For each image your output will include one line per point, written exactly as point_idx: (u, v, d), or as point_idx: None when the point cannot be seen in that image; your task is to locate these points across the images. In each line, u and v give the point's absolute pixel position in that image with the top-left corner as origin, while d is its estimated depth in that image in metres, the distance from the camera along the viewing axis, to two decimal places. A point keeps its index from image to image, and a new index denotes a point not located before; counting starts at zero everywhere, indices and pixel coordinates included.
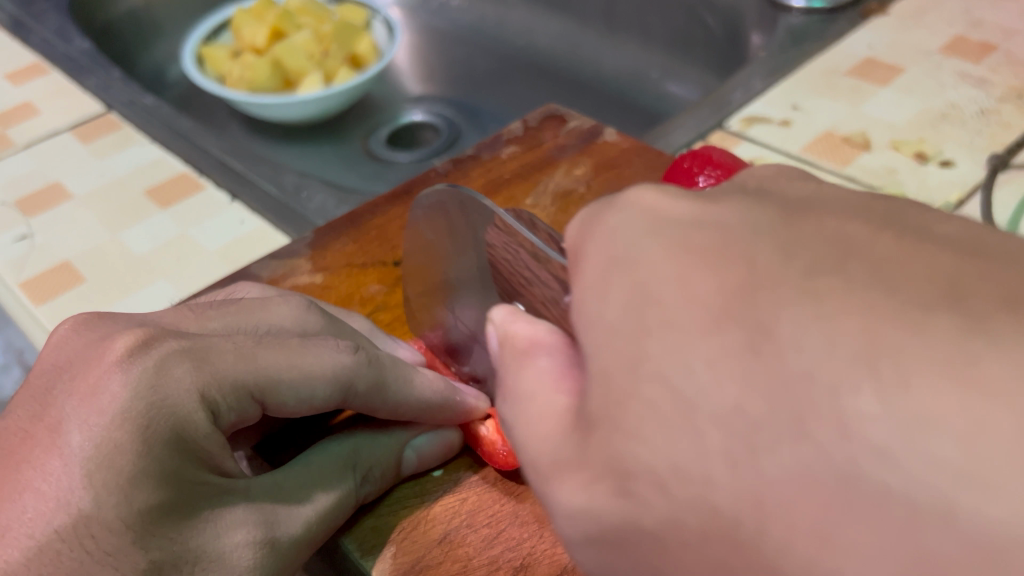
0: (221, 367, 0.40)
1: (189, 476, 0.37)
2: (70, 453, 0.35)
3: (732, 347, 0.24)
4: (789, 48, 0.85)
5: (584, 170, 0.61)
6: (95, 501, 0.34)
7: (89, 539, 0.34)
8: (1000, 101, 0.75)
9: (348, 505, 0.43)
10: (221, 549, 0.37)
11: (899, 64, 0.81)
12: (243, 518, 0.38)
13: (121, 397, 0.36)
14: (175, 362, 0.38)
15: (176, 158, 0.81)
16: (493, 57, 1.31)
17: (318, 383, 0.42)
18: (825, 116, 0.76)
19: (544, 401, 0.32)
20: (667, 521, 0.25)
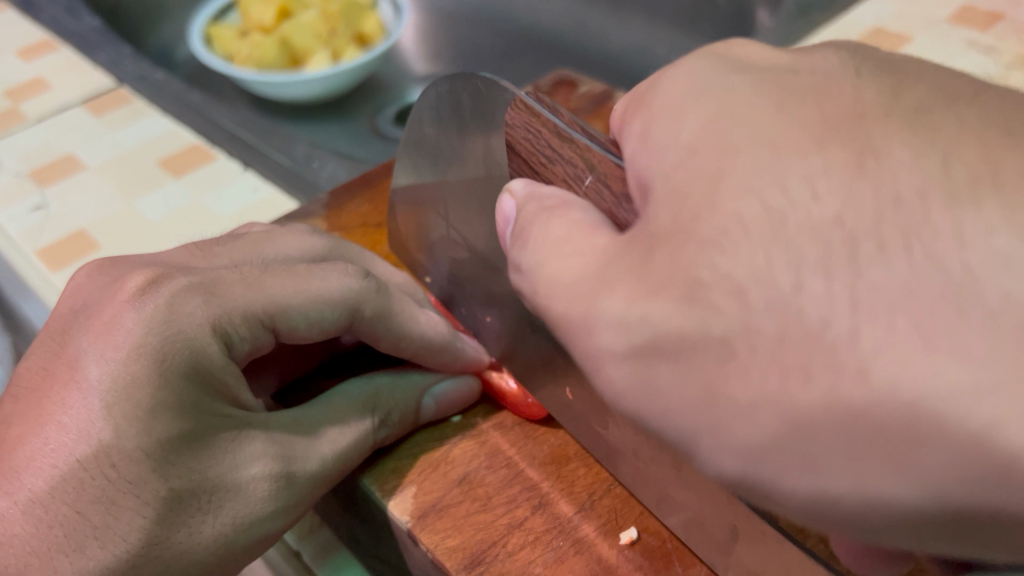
0: (229, 298, 0.40)
1: (208, 409, 0.38)
2: (89, 386, 0.36)
3: (839, 161, 0.27)
4: (797, 19, 0.85)
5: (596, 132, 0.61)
6: (115, 432, 0.35)
7: (110, 468, 0.35)
8: (1008, 68, 0.75)
9: (367, 446, 0.43)
10: (239, 480, 0.38)
11: (907, 34, 0.81)
12: (261, 451, 0.39)
13: (135, 332, 0.37)
14: (186, 297, 0.39)
15: (188, 129, 0.82)
16: (499, 36, 1.32)
17: (326, 305, 0.43)
18: None
19: (581, 240, 0.34)
20: (739, 326, 0.27)
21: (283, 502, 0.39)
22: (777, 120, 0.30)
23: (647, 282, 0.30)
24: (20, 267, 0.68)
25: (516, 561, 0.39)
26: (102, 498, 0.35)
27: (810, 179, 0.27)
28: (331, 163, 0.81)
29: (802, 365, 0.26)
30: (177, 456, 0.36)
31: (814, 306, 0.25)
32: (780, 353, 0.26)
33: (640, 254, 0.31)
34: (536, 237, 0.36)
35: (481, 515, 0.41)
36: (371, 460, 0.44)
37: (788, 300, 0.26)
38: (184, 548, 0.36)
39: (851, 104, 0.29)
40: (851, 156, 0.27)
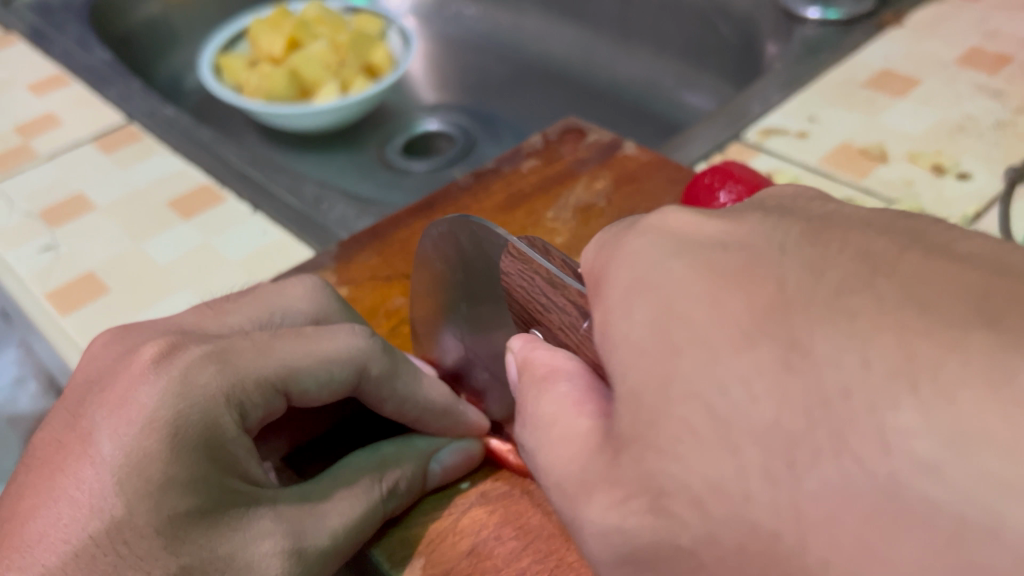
0: (242, 365, 0.40)
1: (220, 484, 0.37)
2: (101, 460, 0.36)
3: (760, 362, 0.26)
4: (805, 59, 0.86)
5: (604, 183, 0.61)
6: (127, 508, 0.35)
7: (123, 544, 0.35)
8: (1016, 112, 0.75)
9: (377, 517, 0.43)
10: (250, 558, 0.37)
11: (915, 76, 0.81)
12: (271, 527, 0.38)
13: (151, 405, 0.37)
14: (199, 365, 0.39)
15: (198, 169, 0.82)
16: (508, 66, 1.32)
17: (337, 366, 0.43)
18: (841, 128, 0.76)
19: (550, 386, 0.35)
20: (697, 536, 0.27)
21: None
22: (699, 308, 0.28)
23: (614, 483, 0.30)
24: (30, 310, 0.68)
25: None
26: (113, 574, 0.35)
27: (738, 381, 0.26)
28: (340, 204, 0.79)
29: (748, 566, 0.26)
30: (188, 532, 0.36)
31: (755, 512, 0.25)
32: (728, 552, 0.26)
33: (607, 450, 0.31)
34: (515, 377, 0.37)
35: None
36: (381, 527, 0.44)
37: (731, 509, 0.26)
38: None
39: (774, 293, 0.27)
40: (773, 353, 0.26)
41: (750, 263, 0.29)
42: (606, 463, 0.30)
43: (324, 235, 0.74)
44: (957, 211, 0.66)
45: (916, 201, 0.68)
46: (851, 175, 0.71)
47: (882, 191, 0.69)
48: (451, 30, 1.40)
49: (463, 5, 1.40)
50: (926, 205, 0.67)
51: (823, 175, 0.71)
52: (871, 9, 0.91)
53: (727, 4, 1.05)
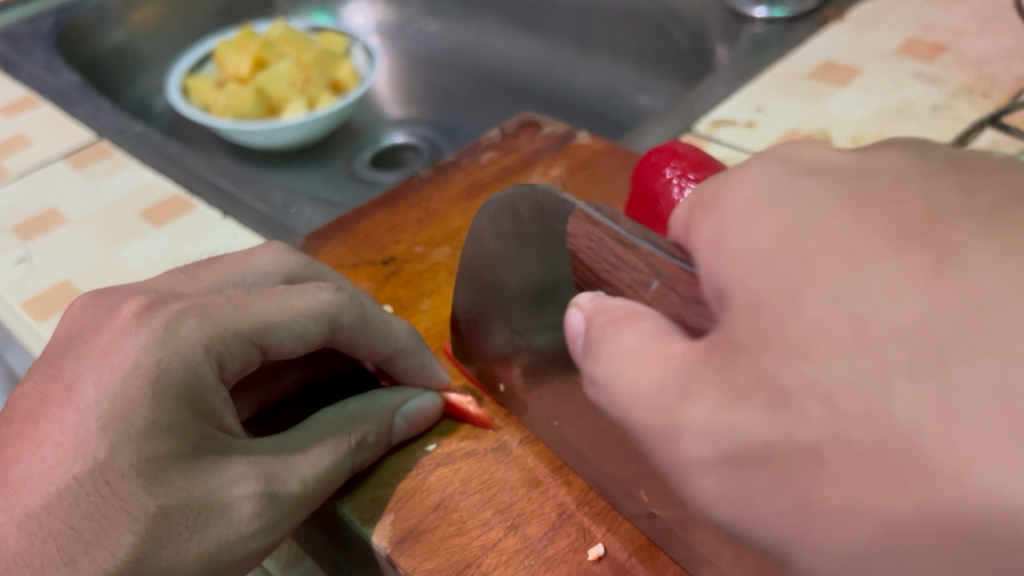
0: (219, 320, 0.43)
1: (198, 429, 0.40)
2: (89, 406, 0.38)
3: (916, 267, 0.25)
4: (752, 55, 0.90)
5: (559, 170, 0.63)
6: (110, 450, 0.37)
7: (105, 485, 0.37)
8: (952, 96, 0.79)
9: (345, 467, 0.45)
10: (225, 499, 0.39)
11: (856, 67, 0.85)
12: (245, 472, 0.41)
13: (133, 355, 0.39)
14: (183, 315, 0.42)
15: (169, 180, 0.84)
16: (470, 79, 1.36)
17: (308, 319, 0.46)
18: (787, 117, 0.80)
19: (660, 350, 0.33)
20: (827, 435, 0.25)
21: (265, 523, 0.41)
22: (852, 227, 0.27)
23: (731, 390, 0.28)
24: (6, 319, 0.70)
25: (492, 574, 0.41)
26: (95, 513, 0.36)
27: (892, 285, 0.25)
28: (308, 209, 0.82)
29: (891, 474, 0.24)
30: (167, 473, 0.38)
31: (903, 411, 0.23)
32: (871, 460, 0.24)
33: (720, 359, 0.29)
34: (607, 350, 0.35)
35: (458, 539, 0.43)
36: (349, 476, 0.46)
37: (877, 409, 0.24)
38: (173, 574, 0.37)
39: (914, 214, 0.27)
40: (929, 257, 0.25)
41: (950, 203, 0.27)
42: (733, 397, 0.28)
43: (292, 236, 0.76)
44: None
45: None
46: None
47: None
48: (415, 46, 1.43)
49: (426, 22, 1.43)
50: None
51: None
52: (814, 8, 0.95)
53: (677, 10, 1.09)
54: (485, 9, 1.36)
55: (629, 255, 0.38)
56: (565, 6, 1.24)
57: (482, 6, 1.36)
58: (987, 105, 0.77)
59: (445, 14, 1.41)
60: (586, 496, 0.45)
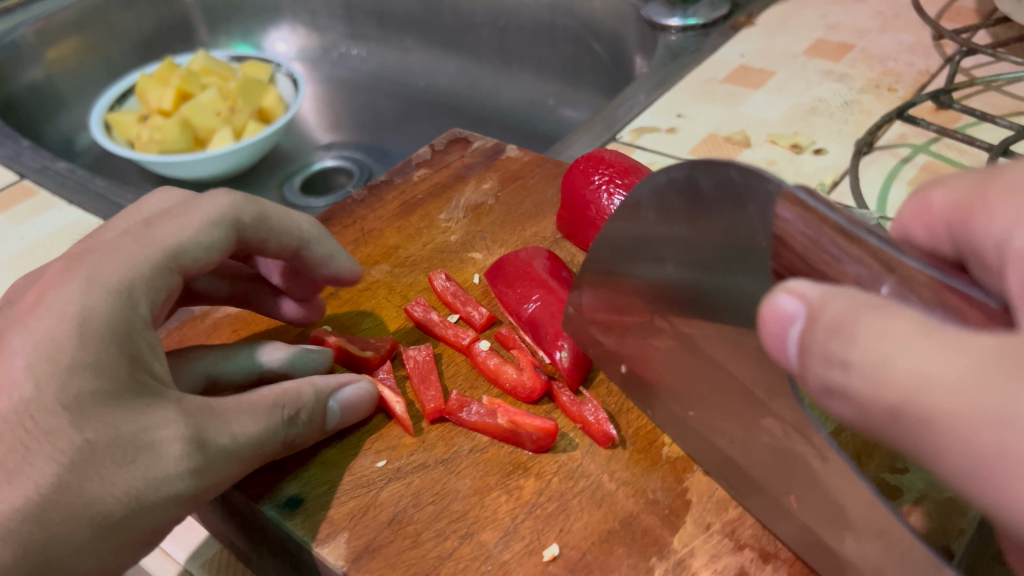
0: (139, 261, 0.44)
1: (126, 368, 0.40)
2: (14, 351, 0.39)
3: None
4: (669, 63, 0.93)
5: (491, 183, 0.64)
6: (35, 387, 0.38)
7: (29, 419, 0.38)
8: (861, 92, 0.82)
9: (279, 434, 0.45)
10: (151, 441, 0.40)
11: (769, 68, 0.88)
12: (173, 419, 0.41)
13: (57, 298, 0.41)
14: (103, 261, 0.44)
15: (97, 217, 0.83)
16: (396, 100, 1.36)
17: (213, 228, 0.48)
18: (707, 120, 0.82)
19: (965, 341, 0.26)
20: None
21: (189, 467, 0.41)
22: None
23: None
24: None
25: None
26: (19, 446, 0.38)
27: None
28: None
29: None
30: (90, 409, 0.39)
31: None
32: None
33: None
34: (866, 339, 0.28)
35: (413, 551, 0.42)
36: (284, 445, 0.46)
37: None
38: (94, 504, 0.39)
39: None
40: None
41: None
42: None
43: None
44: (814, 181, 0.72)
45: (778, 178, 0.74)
46: None
47: None
48: (339, 70, 1.43)
49: (348, 45, 1.44)
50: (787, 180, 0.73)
51: None
52: (726, 14, 0.99)
53: (596, 22, 1.12)
54: (407, 30, 1.37)
55: (851, 248, 0.31)
56: (486, 23, 1.26)
57: (403, 27, 1.37)
58: (894, 99, 0.80)
59: (367, 37, 1.42)
60: (539, 499, 0.43)
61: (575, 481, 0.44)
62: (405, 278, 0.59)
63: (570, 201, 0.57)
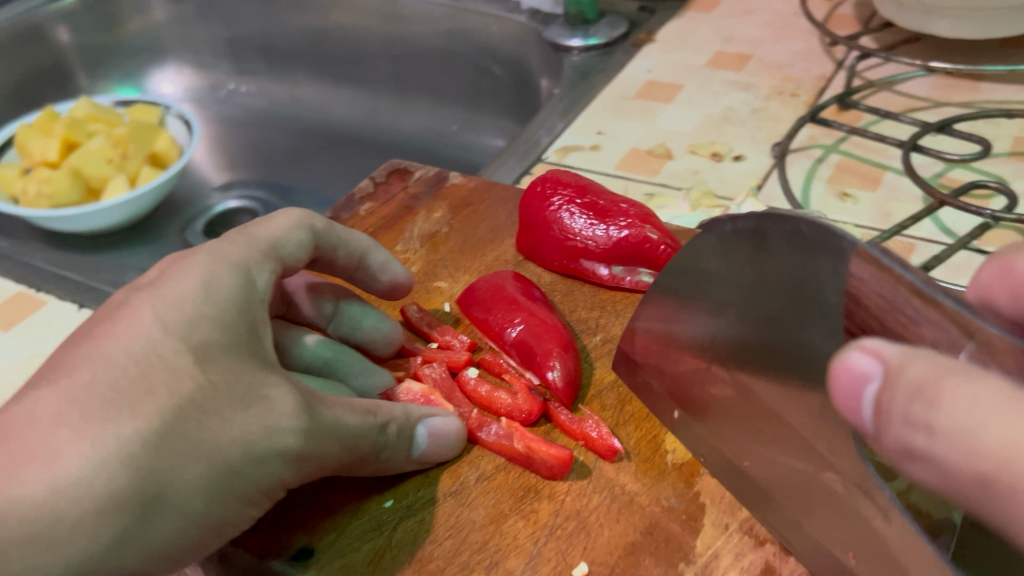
0: (250, 259, 0.48)
1: (245, 341, 0.43)
2: (140, 312, 0.42)
3: None
4: (579, 83, 0.95)
5: (441, 212, 0.65)
6: (159, 332, 0.41)
7: (155, 356, 0.41)
8: (766, 99, 0.87)
9: (364, 439, 0.44)
10: (265, 399, 0.41)
11: (676, 82, 0.92)
12: (289, 394, 0.42)
13: (187, 273, 0.45)
14: (223, 248, 0.48)
15: (7, 278, 0.78)
16: (293, 134, 1.34)
17: (299, 231, 0.51)
18: (627, 136, 0.85)
19: None
20: None
21: (225, 456, 0.40)
22: None
23: None
24: None
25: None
26: (132, 386, 0.39)
27: None
28: None
29: None
30: (211, 359, 0.41)
31: None
32: None
33: None
34: (947, 398, 0.27)
35: None
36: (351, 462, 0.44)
37: None
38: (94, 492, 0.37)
39: None
40: None
41: None
42: None
43: None
44: (743, 186, 0.75)
45: (705, 186, 0.77)
46: (645, 173, 0.79)
47: (675, 182, 0.78)
48: (229, 109, 1.39)
49: (236, 82, 1.40)
50: (714, 187, 0.76)
51: (622, 178, 0.79)
52: (625, 33, 1.02)
53: (494, 46, 1.13)
54: (297, 64, 1.35)
55: (929, 310, 0.32)
56: (380, 54, 1.26)
57: (293, 61, 1.35)
58: (798, 104, 0.85)
59: (255, 74, 1.39)
60: (556, 520, 0.43)
61: (589, 498, 0.44)
62: (372, 313, 0.58)
63: (528, 223, 0.58)
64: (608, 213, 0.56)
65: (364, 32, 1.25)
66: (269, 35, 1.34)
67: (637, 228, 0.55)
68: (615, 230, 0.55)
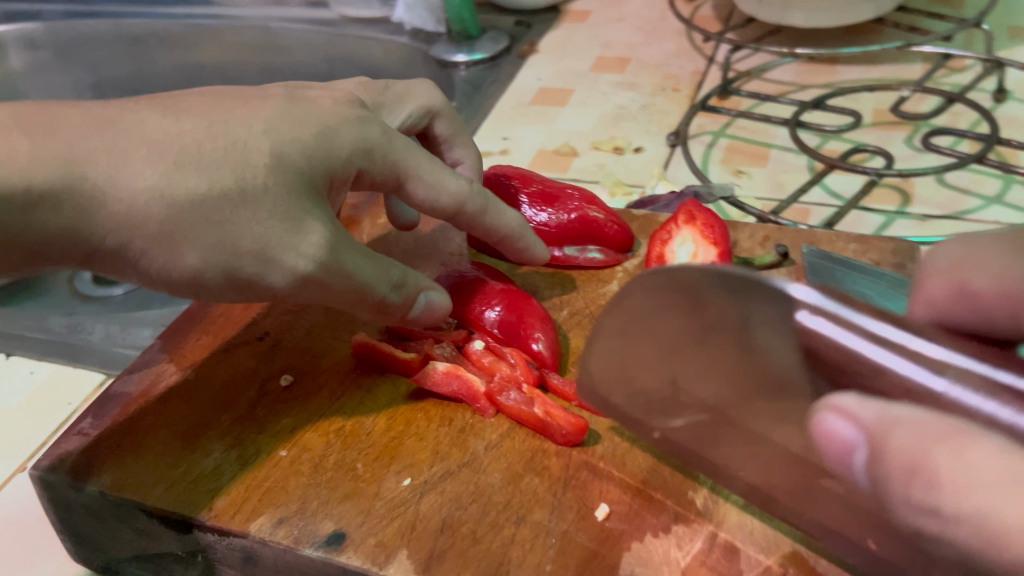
0: (382, 156, 0.48)
1: (320, 195, 0.44)
2: (258, 115, 0.44)
3: None
4: (474, 95, 0.99)
5: (386, 218, 0.67)
6: (268, 146, 0.43)
7: (250, 156, 0.42)
8: (652, 95, 0.94)
9: (340, 162, 0.46)
10: (296, 241, 0.42)
11: (566, 87, 0.97)
12: (319, 236, 0.43)
13: (325, 134, 0.46)
14: (373, 128, 0.48)
15: None
16: None
17: (443, 195, 0.51)
18: (531, 139, 0.89)
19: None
20: None
21: (236, 245, 0.41)
22: None
23: None
24: None
25: (526, 568, 0.42)
26: (217, 160, 0.41)
27: None
28: (96, 326, 0.77)
29: None
30: (292, 201, 0.42)
31: None
32: None
33: None
34: (933, 472, 0.26)
35: (477, 547, 0.43)
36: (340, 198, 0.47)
37: None
38: (122, 218, 0.39)
39: None
40: None
41: None
42: None
43: (99, 354, 0.70)
44: (647, 174, 0.82)
45: (614, 176, 0.83)
46: (556, 171, 0.84)
47: (584, 176, 0.83)
48: None
49: None
50: (622, 177, 0.82)
51: None
52: (507, 46, 1.07)
53: (378, 68, 1.15)
54: None
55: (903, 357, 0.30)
56: None
57: None
58: (681, 98, 0.92)
59: None
60: (568, 473, 0.46)
61: (593, 449, 0.48)
62: (342, 315, 0.59)
63: None
64: (558, 200, 0.62)
65: (240, 64, 1.25)
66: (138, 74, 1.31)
67: (584, 209, 0.60)
68: (567, 213, 0.61)
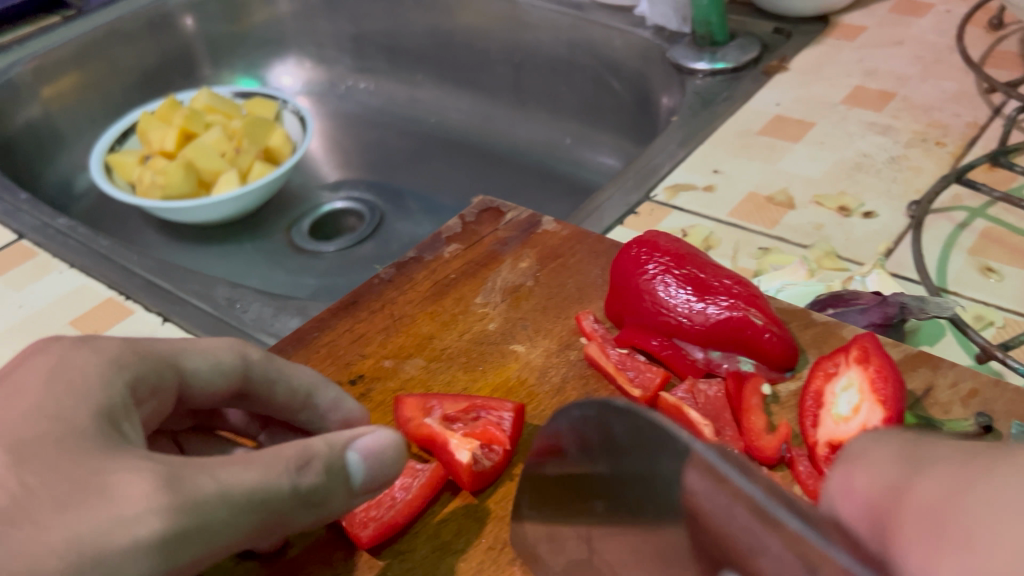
0: (320, 443, 0.42)
1: (225, 529, 0.37)
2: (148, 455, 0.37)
3: None
4: (701, 111, 0.88)
5: (528, 261, 0.62)
6: (145, 495, 0.35)
7: (127, 482, 0.35)
8: (908, 146, 0.78)
9: (302, 506, 0.41)
10: (113, 499, 0.34)
11: (807, 119, 0.84)
12: (141, 474, 0.35)
13: (272, 472, 0.39)
14: (309, 446, 0.42)
15: (100, 283, 0.78)
16: (408, 136, 1.32)
17: (309, 498, 0.41)
18: (746, 177, 0.78)
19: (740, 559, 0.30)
20: None
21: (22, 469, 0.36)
22: None
23: None
24: None
25: None
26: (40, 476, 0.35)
27: None
28: (255, 303, 0.76)
29: None
30: (177, 528, 0.35)
31: None
32: None
33: None
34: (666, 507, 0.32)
35: None
36: (205, 550, 0.37)
37: None
38: None
39: None
40: None
41: None
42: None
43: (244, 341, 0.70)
44: (868, 251, 0.67)
45: (828, 245, 0.69)
46: (762, 224, 0.72)
47: (794, 237, 0.70)
48: (346, 105, 1.39)
49: (355, 79, 1.40)
50: (838, 247, 0.68)
51: (735, 226, 0.72)
52: (756, 57, 0.94)
53: (617, 62, 1.08)
54: (418, 65, 1.33)
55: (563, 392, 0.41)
56: (500, 59, 1.22)
57: (414, 62, 1.33)
58: (944, 155, 0.76)
59: (376, 72, 1.38)
60: None
61: None
62: (441, 374, 0.56)
63: (621, 289, 0.54)
64: (708, 287, 0.52)
65: (485, 37, 1.22)
66: (392, 33, 1.32)
67: (742, 310, 0.51)
68: (714, 310, 0.52)
